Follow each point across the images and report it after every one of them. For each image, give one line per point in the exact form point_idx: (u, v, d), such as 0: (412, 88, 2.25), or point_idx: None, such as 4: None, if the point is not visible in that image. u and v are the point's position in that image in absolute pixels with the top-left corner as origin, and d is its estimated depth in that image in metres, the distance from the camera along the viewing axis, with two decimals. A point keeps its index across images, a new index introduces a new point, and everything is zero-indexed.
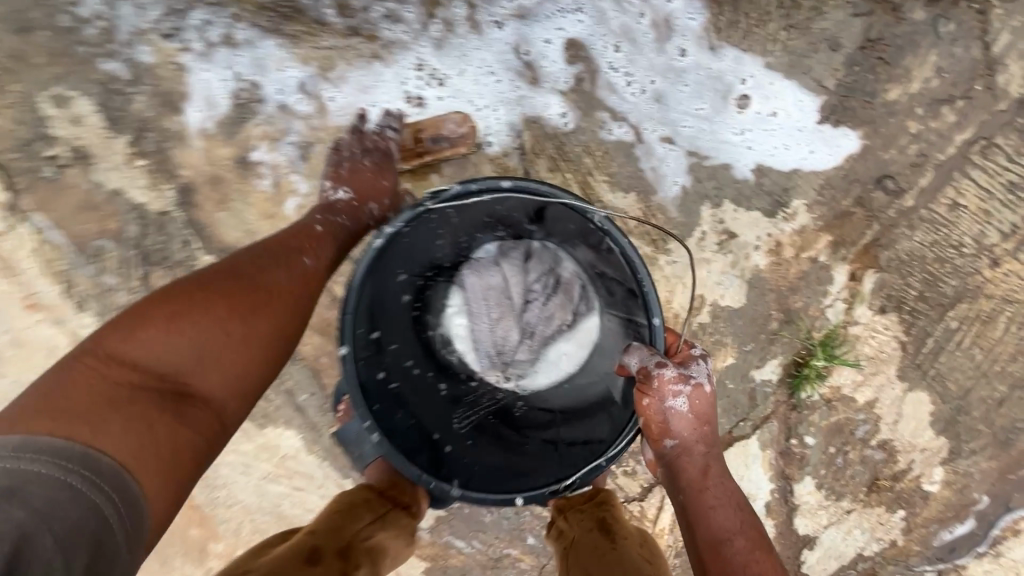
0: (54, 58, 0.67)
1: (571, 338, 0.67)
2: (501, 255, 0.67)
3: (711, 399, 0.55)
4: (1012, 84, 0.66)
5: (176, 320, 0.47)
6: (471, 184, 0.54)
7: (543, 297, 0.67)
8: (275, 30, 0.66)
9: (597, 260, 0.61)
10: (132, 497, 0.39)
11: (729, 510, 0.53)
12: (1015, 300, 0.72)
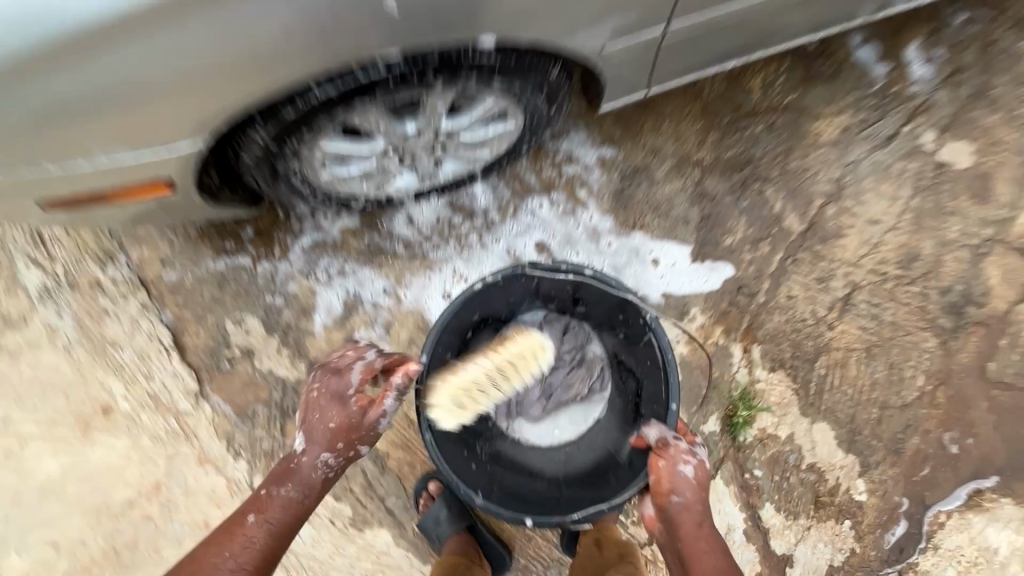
0: (236, 297, 1.11)
1: (576, 410, 1.09)
2: (545, 320, 1.07)
3: (706, 473, 0.86)
4: (794, 224, 1.13)
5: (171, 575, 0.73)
6: (562, 264, 0.96)
7: (568, 363, 1.08)
8: (369, 261, 1.12)
9: (620, 347, 1.05)
10: None
11: (716, 555, 0.78)
12: (854, 348, 1.11)
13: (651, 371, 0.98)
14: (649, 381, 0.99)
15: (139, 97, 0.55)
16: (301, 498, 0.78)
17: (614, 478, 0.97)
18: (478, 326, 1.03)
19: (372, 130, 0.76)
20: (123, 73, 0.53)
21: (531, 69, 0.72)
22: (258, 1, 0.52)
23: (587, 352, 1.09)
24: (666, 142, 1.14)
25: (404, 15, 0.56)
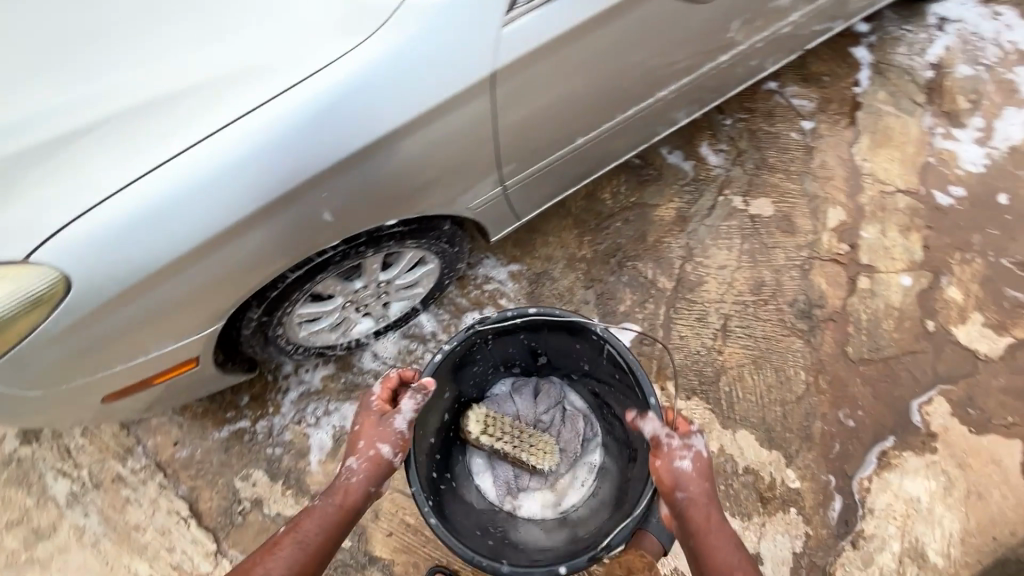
0: (241, 456, 1.31)
1: (577, 468, 1.34)
2: (513, 391, 1.38)
3: (705, 462, 1.01)
4: (666, 284, 1.47)
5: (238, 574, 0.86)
6: (507, 313, 1.13)
7: (551, 418, 1.36)
8: (348, 397, 1.36)
9: (590, 390, 1.34)
10: None
11: (726, 543, 0.93)
12: (743, 363, 1.39)
13: (615, 380, 1.21)
14: (614, 392, 1.24)
15: (169, 313, 0.81)
16: (334, 514, 0.91)
17: (630, 497, 1.11)
18: (456, 411, 1.29)
19: (333, 293, 1.08)
20: (161, 302, 0.79)
21: (428, 227, 1.05)
22: (250, 238, 0.79)
23: (564, 403, 1.39)
24: (555, 250, 1.51)
25: (337, 220, 0.83)
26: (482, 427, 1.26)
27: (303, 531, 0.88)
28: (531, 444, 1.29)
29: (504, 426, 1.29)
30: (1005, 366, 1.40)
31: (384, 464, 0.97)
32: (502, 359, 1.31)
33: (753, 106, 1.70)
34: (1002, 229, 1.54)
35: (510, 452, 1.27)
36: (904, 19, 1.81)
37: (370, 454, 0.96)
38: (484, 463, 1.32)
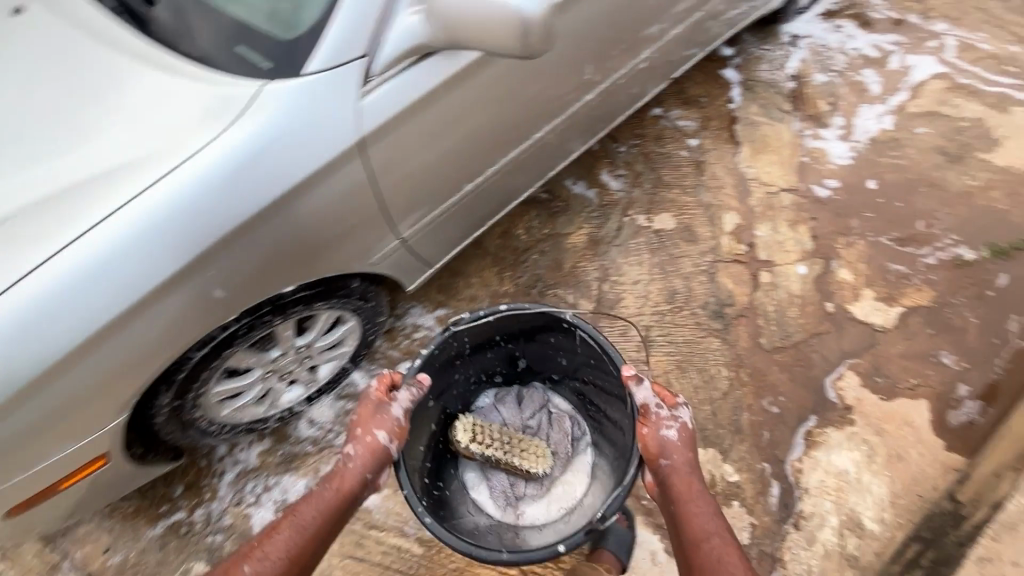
0: (180, 551, 1.26)
1: (571, 469, 1.39)
2: (497, 401, 1.46)
3: (688, 432, 1.10)
4: (587, 306, 1.55)
5: (247, 551, 0.93)
6: (476, 313, 1.22)
7: (539, 421, 1.43)
8: (288, 469, 1.34)
9: (574, 390, 1.42)
10: None
11: (704, 511, 1.00)
12: (668, 370, 1.46)
13: (591, 368, 1.30)
14: (594, 382, 1.32)
15: (65, 414, 0.81)
16: (336, 495, 1.00)
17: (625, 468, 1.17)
18: (443, 424, 1.35)
19: (250, 365, 1.08)
20: (53, 406, 0.79)
21: (337, 287, 1.09)
22: (138, 327, 0.80)
23: (550, 406, 1.46)
24: (479, 289, 1.57)
25: (229, 295, 0.86)
26: (471, 437, 1.30)
27: (301, 515, 0.97)
28: (522, 448, 1.34)
29: (493, 434, 1.35)
30: (900, 333, 1.52)
31: (380, 449, 1.06)
32: (481, 368, 1.40)
33: (643, 132, 1.85)
34: (875, 211, 1.70)
35: (502, 460, 1.32)
36: (762, 40, 2.03)
37: (367, 441, 1.05)
38: (477, 474, 1.38)
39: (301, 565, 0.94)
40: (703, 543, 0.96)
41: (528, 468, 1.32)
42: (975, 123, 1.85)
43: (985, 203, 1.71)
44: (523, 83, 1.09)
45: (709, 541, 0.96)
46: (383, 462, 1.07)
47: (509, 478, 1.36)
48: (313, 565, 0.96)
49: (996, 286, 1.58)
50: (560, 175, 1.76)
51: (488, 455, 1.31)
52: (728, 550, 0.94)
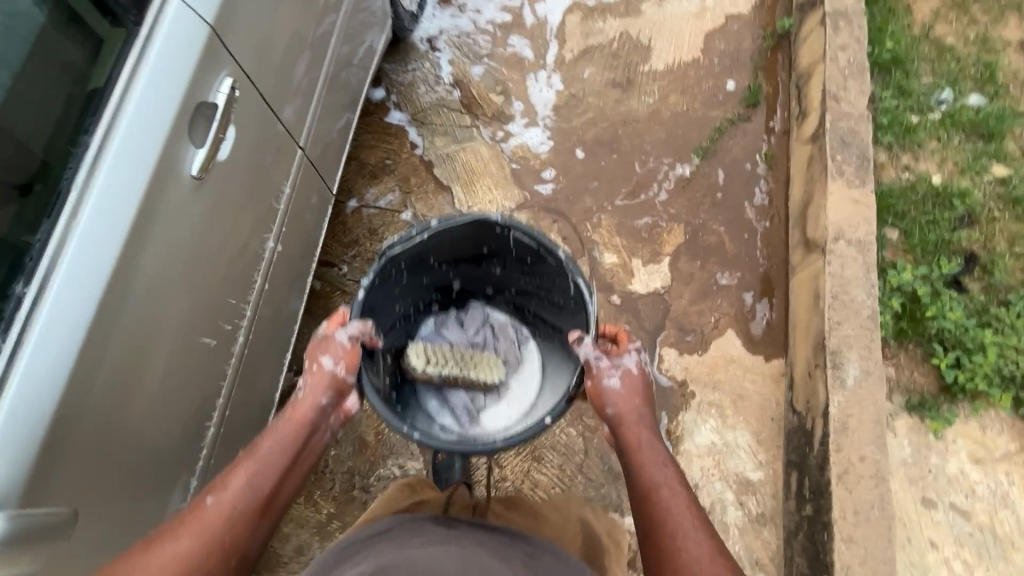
0: None
1: (530, 374, 1.37)
2: (437, 326, 1.40)
3: (635, 379, 1.09)
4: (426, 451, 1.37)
5: (216, 484, 0.89)
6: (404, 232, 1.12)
7: (485, 335, 1.40)
8: None
9: (515, 299, 1.40)
10: (222, 543, 0.84)
11: (657, 466, 0.99)
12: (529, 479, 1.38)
13: (532, 278, 1.30)
14: (530, 286, 1.33)
15: None
16: (299, 425, 0.96)
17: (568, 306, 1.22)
18: (391, 365, 1.27)
19: None
20: None
21: None
22: None
23: (491, 322, 1.42)
24: (300, 534, 1.35)
25: None
26: (426, 359, 1.24)
27: (261, 448, 0.92)
28: (476, 362, 1.31)
29: (446, 353, 1.29)
30: (680, 281, 1.56)
31: (329, 376, 0.98)
32: (416, 292, 1.33)
33: (355, 235, 1.62)
34: (598, 178, 1.68)
35: (461, 377, 1.27)
36: (402, 62, 1.84)
37: (315, 371, 0.98)
38: (436, 405, 1.32)
39: (275, 488, 0.91)
40: (655, 494, 0.97)
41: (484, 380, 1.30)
42: (623, 40, 1.86)
43: (671, 112, 1.76)
44: (128, 429, 0.88)
45: (659, 491, 0.96)
46: (340, 390, 1.00)
47: (469, 395, 1.33)
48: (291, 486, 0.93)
49: (720, 186, 1.66)
50: (302, 344, 1.50)
51: (446, 378, 1.25)
52: (674, 498, 0.95)
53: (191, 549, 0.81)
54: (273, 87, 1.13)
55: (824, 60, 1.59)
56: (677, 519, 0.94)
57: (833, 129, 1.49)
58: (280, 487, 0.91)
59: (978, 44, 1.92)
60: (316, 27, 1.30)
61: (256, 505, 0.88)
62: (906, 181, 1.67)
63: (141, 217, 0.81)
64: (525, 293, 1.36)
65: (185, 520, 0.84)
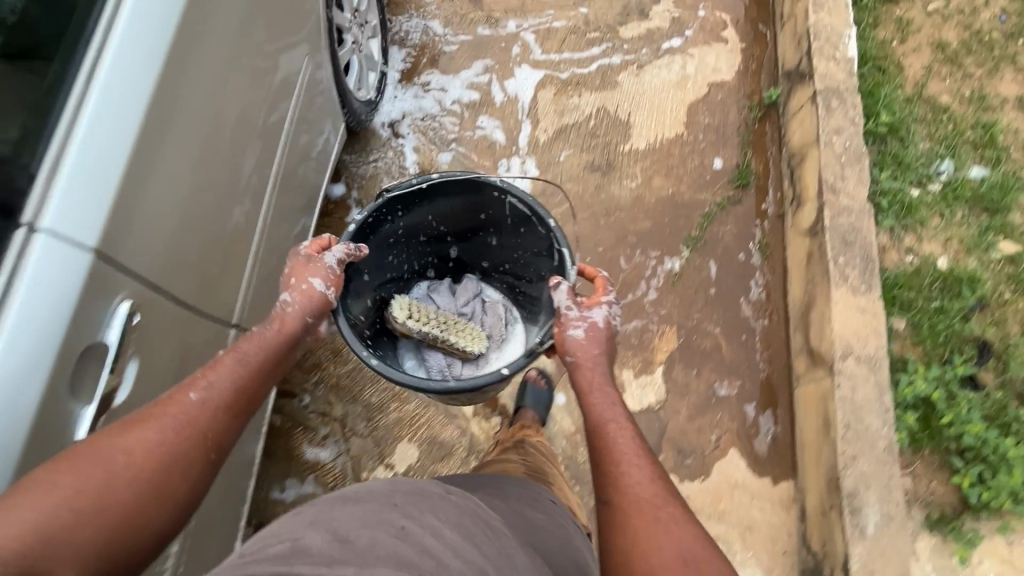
0: None
1: (507, 347, 1.54)
2: (428, 290, 1.60)
3: (601, 330, 1.07)
4: None
5: (195, 378, 0.85)
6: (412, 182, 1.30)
7: (473, 307, 1.58)
8: None
9: (507, 281, 1.57)
10: (202, 440, 0.80)
11: (610, 408, 0.99)
12: None
13: (520, 255, 1.46)
14: (517, 261, 1.49)
15: None
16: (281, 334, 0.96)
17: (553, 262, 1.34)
18: (375, 311, 1.47)
19: None
20: None
21: None
22: None
23: (483, 296, 1.61)
24: None
25: None
26: (408, 313, 1.44)
27: (243, 348, 0.91)
28: (458, 328, 1.49)
29: (431, 315, 1.49)
30: (675, 394, 1.43)
31: (319, 297, 1.02)
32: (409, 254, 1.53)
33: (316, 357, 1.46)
34: None
35: (440, 337, 1.46)
36: (363, 151, 1.69)
37: (303, 289, 1.01)
38: (416, 357, 1.52)
39: (257, 384, 0.90)
40: (606, 429, 0.95)
41: (464, 346, 1.47)
42: (600, 116, 1.74)
43: (656, 197, 1.63)
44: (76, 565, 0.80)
45: (610, 425, 0.95)
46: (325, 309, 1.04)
47: (445, 358, 1.51)
48: (267, 391, 0.93)
49: (713, 280, 1.54)
50: (262, 492, 1.34)
51: (426, 331, 1.45)
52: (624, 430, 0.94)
53: (179, 437, 0.78)
54: (212, 201, 1.02)
55: (817, 144, 1.47)
56: (620, 451, 0.92)
57: (833, 226, 1.37)
58: (263, 382, 0.91)
59: (974, 103, 1.82)
60: (266, 115, 1.17)
61: (237, 396, 0.87)
62: (910, 265, 1.56)
63: (40, 438, 0.70)
64: (513, 270, 1.52)
65: (164, 404, 0.79)
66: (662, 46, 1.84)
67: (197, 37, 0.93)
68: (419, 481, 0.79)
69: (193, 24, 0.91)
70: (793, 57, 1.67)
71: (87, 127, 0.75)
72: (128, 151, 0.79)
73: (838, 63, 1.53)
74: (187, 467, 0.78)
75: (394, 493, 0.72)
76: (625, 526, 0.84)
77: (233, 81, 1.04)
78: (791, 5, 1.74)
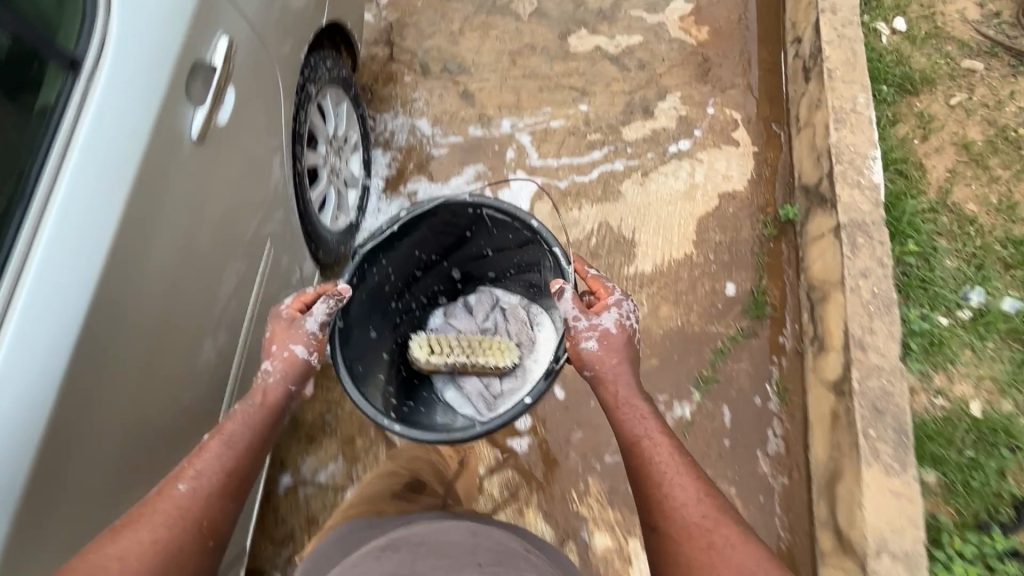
0: None
1: (540, 349, 1.38)
2: (447, 315, 1.48)
3: (617, 337, 1.00)
4: None
5: (183, 468, 0.82)
6: (382, 229, 1.18)
7: (494, 320, 1.46)
8: None
9: (519, 278, 1.42)
10: (197, 530, 0.79)
11: (641, 424, 0.93)
12: None
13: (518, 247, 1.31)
14: (521, 258, 1.35)
15: None
16: (268, 411, 0.91)
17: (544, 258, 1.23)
18: (401, 353, 1.37)
19: None
20: None
21: None
22: None
23: (501, 304, 1.47)
24: None
25: None
26: (428, 349, 1.35)
27: (228, 430, 0.86)
28: (484, 346, 1.38)
29: (451, 342, 1.39)
30: None
31: (302, 364, 0.94)
32: (425, 285, 1.42)
33: (290, 524, 1.33)
34: (582, 427, 1.39)
35: (468, 362, 1.35)
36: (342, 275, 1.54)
37: (283, 357, 0.93)
38: (453, 388, 1.40)
39: (249, 464, 0.86)
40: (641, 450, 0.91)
41: (496, 362, 1.35)
42: (602, 233, 1.60)
43: (663, 329, 1.50)
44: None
45: (642, 446, 0.91)
46: (308, 373, 0.96)
47: (481, 380, 1.38)
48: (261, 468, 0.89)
49: (726, 429, 1.41)
50: None
51: (452, 361, 1.35)
52: (659, 447, 0.90)
53: (172, 533, 0.77)
54: (178, 351, 0.94)
55: (841, 287, 1.34)
56: (661, 471, 0.88)
57: (862, 389, 1.23)
58: (258, 459, 0.88)
59: (1003, 212, 1.68)
60: (254, 222, 1.09)
61: (229, 479, 0.83)
62: (940, 410, 1.43)
63: None
64: (521, 268, 1.37)
65: (154, 504, 0.78)
66: (668, 149, 1.71)
67: (156, 191, 0.85)
68: (499, 536, 0.86)
69: (150, 180, 0.83)
70: (811, 172, 1.54)
71: (53, 230, 0.72)
72: (95, 272, 0.76)
73: (863, 191, 1.40)
74: (183, 561, 0.77)
75: (476, 551, 0.78)
76: (677, 554, 0.83)
77: (212, 199, 0.96)
78: (808, 112, 1.62)
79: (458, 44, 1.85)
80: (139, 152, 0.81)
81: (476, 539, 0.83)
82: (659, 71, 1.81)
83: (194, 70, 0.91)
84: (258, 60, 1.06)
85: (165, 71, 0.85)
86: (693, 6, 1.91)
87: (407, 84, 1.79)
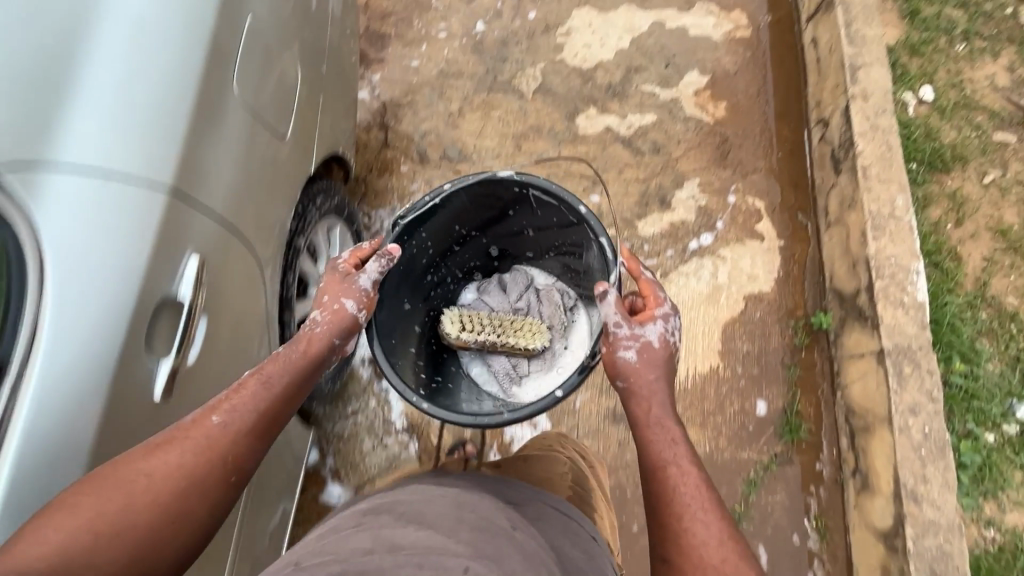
0: None
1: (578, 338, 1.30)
2: (478, 291, 1.37)
3: (653, 349, 0.93)
4: None
5: (216, 403, 0.76)
6: (419, 201, 1.11)
7: (527, 300, 1.34)
8: None
9: (560, 261, 1.32)
10: (225, 464, 0.74)
11: (671, 446, 0.83)
12: None
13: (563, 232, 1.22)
14: (562, 241, 1.26)
15: None
16: (306, 362, 0.86)
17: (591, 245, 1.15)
18: (430, 330, 1.29)
19: None
20: None
21: None
22: None
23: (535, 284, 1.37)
24: None
25: None
26: (460, 325, 1.23)
27: (268, 372, 0.81)
28: (515, 327, 1.27)
29: (483, 320, 1.27)
30: None
31: (350, 318, 0.92)
32: (456, 259, 1.33)
33: None
34: None
35: (498, 341, 1.24)
36: (339, 401, 1.41)
37: (333, 309, 0.91)
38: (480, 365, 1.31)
39: (283, 408, 0.81)
40: (668, 478, 0.80)
41: (525, 345, 1.25)
42: None
43: None
44: None
45: (668, 471, 0.80)
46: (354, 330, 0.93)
47: (511, 359, 1.29)
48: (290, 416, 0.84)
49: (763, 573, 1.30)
50: None
51: (483, 340, 1.23)
52: (688, 479, 0.79)
53: (198, 461, 0.72)
54: None
55: (887, 423, 1.22)
56: (685, 502, 0.77)
57: (917, 550, 1.12)
58: (291, 405, 0.83)
59: None
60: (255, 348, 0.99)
61: (263, 415, 0.79)
62: (992, 543, 1.33)
63: None
64: (561, 250, 1.28)
65: (187, 430, 0.73)
66: (689, 245, 1.58)
67: (127, 433, 0.73)
68: (485, 507, 0.72)
69: (112, 453, 0.72)
70: (846, 278, 1.42)
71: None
72: None
73: (907, 311, 1.28)
74: (205, 490, 0.72)
75: (459, 528, 0.64)
76: None
77: (203, 375, 0.85)
78: (839, 209, 1.49)
79: (457, 127, 1.71)
80: (98, 405, 0.70)
81: (462, 512, 0.69)
82: (675, 154, 1.68)
83: (159, 311, 0.77)
84: (238, 252, 0.91)
85: (124, 312, 0.73)
86: (709, 78, 1.78)
87: (405, 175, 1.66)
